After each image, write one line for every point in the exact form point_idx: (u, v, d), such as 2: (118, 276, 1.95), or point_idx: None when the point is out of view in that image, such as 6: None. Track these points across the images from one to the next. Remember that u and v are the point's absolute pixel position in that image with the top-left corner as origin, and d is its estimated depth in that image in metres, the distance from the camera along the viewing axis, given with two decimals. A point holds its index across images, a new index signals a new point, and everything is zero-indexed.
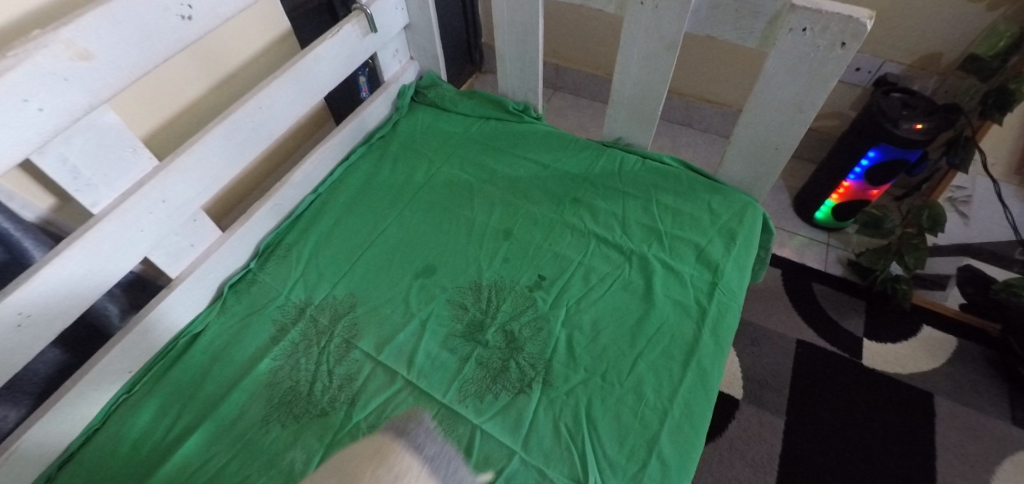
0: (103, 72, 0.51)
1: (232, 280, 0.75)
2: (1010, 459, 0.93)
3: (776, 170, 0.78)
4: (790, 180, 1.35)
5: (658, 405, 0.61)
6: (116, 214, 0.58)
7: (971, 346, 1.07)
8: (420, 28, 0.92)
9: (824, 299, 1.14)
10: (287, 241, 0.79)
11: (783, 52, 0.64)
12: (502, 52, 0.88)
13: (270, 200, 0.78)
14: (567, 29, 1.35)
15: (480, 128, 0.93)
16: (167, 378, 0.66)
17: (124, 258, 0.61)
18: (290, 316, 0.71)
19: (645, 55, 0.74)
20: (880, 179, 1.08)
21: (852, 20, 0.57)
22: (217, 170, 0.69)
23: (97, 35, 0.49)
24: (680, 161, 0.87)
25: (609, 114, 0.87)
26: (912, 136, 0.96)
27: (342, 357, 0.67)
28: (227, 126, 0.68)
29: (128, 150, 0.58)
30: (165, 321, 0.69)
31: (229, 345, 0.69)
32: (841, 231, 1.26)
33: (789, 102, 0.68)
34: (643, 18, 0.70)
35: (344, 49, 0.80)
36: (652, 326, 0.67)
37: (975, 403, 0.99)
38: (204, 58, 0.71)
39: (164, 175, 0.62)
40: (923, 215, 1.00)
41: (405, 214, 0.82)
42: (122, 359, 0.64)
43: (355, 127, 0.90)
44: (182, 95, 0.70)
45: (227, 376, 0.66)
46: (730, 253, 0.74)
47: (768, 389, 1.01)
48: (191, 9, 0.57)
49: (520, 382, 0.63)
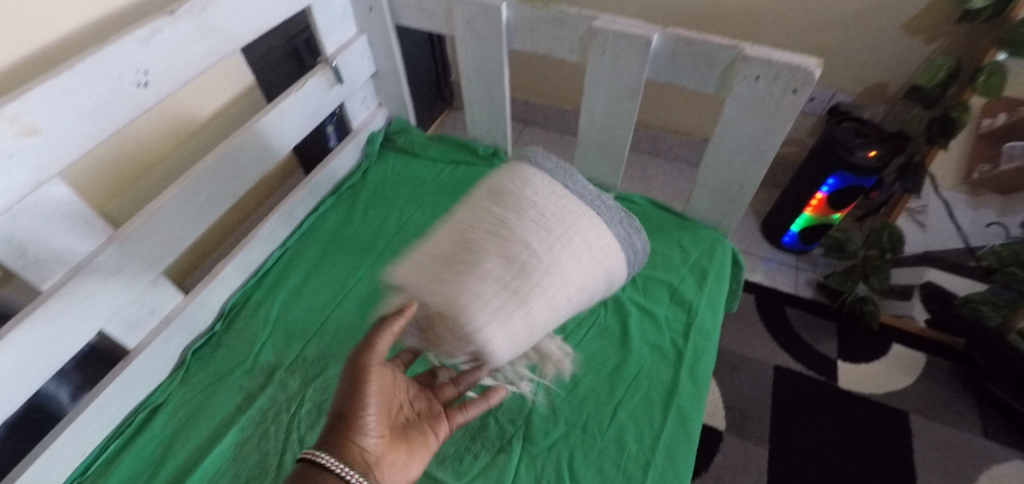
0: (51, 145, 0.49)
1: (196, 345, 0.72)
2: (986, 475, 0.95)
3: (741, 206, 0.80)
4: (756, 206, 1.38)
5: (640, 456, 0.60)
6: (67, 289, 0.55)
7: (939, 362, 1.10)
8: (387, 76, 0.93)
9: (797, 323, 1.16)
10: (254, 300, 0.77)
11: (740, 98, 0.66)
12: (470, 98, 0.89)
13: (236, 258, 0.76)
14: (535, 67, 1.38)
15: (451, 174, 0.93)
16: (124, 457, 0.62)
17: (76, 335, 0.58)
18: (257, 382, 0.68)
19: (609, 100, 0.76)
20: (840, 204, 1.11)
21: (802, 69, 0.60)
22: (178, 232, 0.67)
23: (47, 110, 0.48)
24: (649, 200, 0.88)
25: (578, 155, 0.88)
26: (867, 164, 1.00)
27: (315, 423, 0.64)
28: (188, 189, 0.65)
29: (78, 222, 0.56)
30: (123, 394, 0.65)
31: (193, 416, 0.66)
32: (808, 253, 1.29)
33: (749, 143, 0.71)
34: (605, 66, 0.71)
35: (309, 102, 0.80)
36: (631, 372, 0.67)
37: (948, 420, 1.01)
38: (163, 120, 0.70)
39: (120, 244, 0.59)
40: (883, 236, 1.04)
41: (376, 266, 0.81)
42: (76, 440, 0.60)
43: (324, 177, 0.89)
44: (139, 158, 0.69)
45: (191, 451, 0.63)
46: (703, 291, 0.75)
47: (750, 418, 1.02)
48: (147, 75, 0.56)
49: (500, 440, 0.62)
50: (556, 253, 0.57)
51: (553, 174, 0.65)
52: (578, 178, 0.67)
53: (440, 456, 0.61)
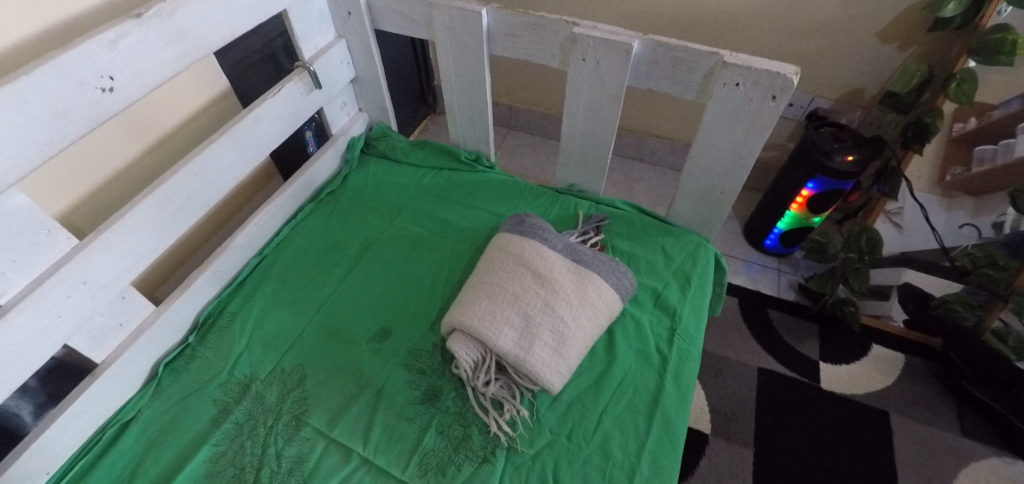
0: (8, 153, 0.47)
1: (168, 358, 0.70)
2: (964, 472, 0.96)
3: (723, 211, 0.81)
4: (739, 209, 1.40)
5: (625, 463, 0.60)
6: (28, 303, 0.52)
7: (918, 362, 1.11)
8: (368, 81, 0.91)
9: (780, 325, 1.17)
10: (230, 310, 0.75)
11: (719, 105, 0.67)
12: (451, 104, 0.88)
13: (210, 268, 0.74)
14: (518, 72, 1.37)
15: (433, 179, 0.92)
16: (91, 477, 0.60)
17: (40, 349, 0.55)
18: (233, 395, 0.66)
19: (591, 107, 0.76)
20: (819, 207, 1.13)
21: (780, 76, 0.60)
22: (149, 242, 0.64)
23: (2, 116, 0.45)
24: (632, 205, 0.88)
25: (561, 161, 0.88)
26: (845, 168, 1.01)
27: (293, 436, 0.62)
28: (159, 197, 0.63)
29: (42, 232, 0.53)
30: (90, 411, 0.62)
31: (165, 432, 0.63)
32: (789, 256, 1.31)
33: (730, 149, 0.71)
34: (586, 73, 0.71)
35: (286, 108, 0.78)
36: (616, 379, 0.67)
37: (927, 419, 1.03)
38: (132, 126, 0.68)
39: (86, 254, 0.57)
40: (861, 239, 1.06)
41: (357, 274, 0.79)
42: (39, 460, 0.58)
43: (303, 184, 0.87)
44: (107, 166, 0.66)
45: (163, 468, 0.60)
46: (686, 296, 0.75)
47: (735, 420, 1.02)
48: (112, 80, 0.54)
49: (484, 450, 0.61)
50: (576, 325, 0.65)
51: (561, 245, 0.72)
52: (586, 252, 0.73)
53: (422, 469, 0.59)
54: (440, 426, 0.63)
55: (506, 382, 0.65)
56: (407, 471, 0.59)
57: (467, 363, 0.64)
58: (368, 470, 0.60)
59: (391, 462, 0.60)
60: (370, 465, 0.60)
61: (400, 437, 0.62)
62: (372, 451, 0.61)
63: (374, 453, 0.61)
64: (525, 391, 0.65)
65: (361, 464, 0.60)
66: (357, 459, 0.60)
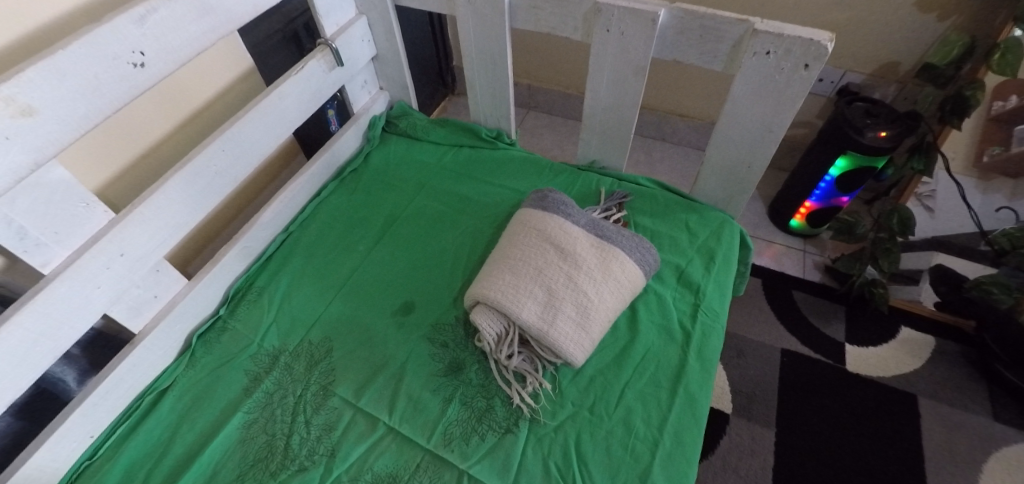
0: (48, 127, 0.49)
1: (200, 330, 0.72)
2: (996, 456, 0.94)
3: (750, 187, 0.79)
4: (763, 189, 1.37)
5: (647, 436, 0.60)
6: (69, 273, 0.55)
7: (949, 344, 1.08)
8: (389, 59, 0.91)
9: (805, 306, 1.15)
10: (258, 284, 0.77)
11: (748, 75, 0.65)
12: (472, 79, 0.88)
13: (239, 243, 0.75)
14: (538, 50, 1.35)
15: (454, 157, 0.92)
16: (132, 440, 0.63)
17: (82, 317, 0.57)
18: (263, 365, 0.68)
19: (615, 80, 0.74)
20: (848, 186, 1.09)
21: (814, 43, 0.58)
22: (181, 217, 0.66)
23: (41, 90, 0.47)
24: (655, 182, 0.87)
25: (583, 137, 0.87)
26: (878, 144, 0.98)
27: (320, 405, 0.64)
28: (189, 173, 0.65)
29: (81, 205, 0.55)
30: (129, 379, 0.65)
31: (199, 399, 0.66)
32: (816, 237, 1.28)
33: (758, 122, 0.69)
34: (610, 44, 0.70)
35: (309, 86, 0.78)
36: (638, 354, 0.67)
37: (957, 401, 1.01)
38: (160, 103, 0.69)
39: (122, 226, 0.59)
40: (893, 218, 1.02)
41: (380, 250, 0.80)
42: (84, 423, 0.61)
43: (326, 161, 0.88)
44: (137, 142, 0.68)
45: (198, 433, 0.63)
46: (711, 273, 0.74)
47: (757, 401, 1.01)
48: (143, 55, 0.55)
49: (507, 421, 0.62)
50: (599, 298, 0.65)
51: (584, 221, 0.72)
52: (609, 227, 0.72)
53: (446, 438, 0.61)
54: (463, 397, 0.64)
55: (528, 355, 0.66)
56: (431, 440, 0.60)
57: (491, 336, 0.65)
58: (394, 439, 0.61)
59: (416, 431, 0.61)
60: (395, 435, 0.61)
61: (424, 408, 0.63)
62: (397, 420, 0.62)
63: (400, 423, 0.62)
64: (547, 365, 0.66)
65: (387, 433, 0.62)
66: (383, 428, 0.62)
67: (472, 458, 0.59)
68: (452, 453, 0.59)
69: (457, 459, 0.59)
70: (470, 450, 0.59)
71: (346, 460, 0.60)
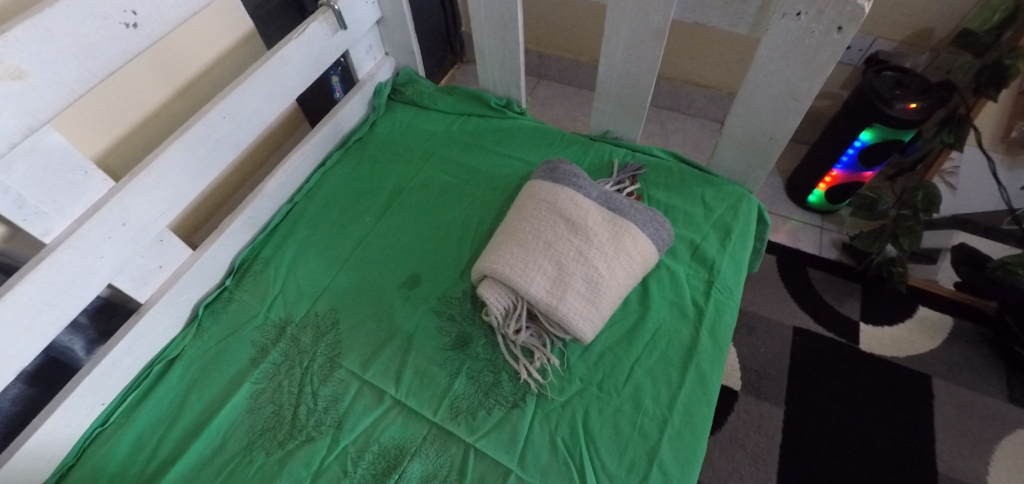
0: (39, 90, 0.47)
1: (206, 300, 0.72)
2: (1010, 437, 0.92)
3: (769, 160, 0.76)
4: (782, 162, 1.32)
5: (656, 413, 0.59)
6: (70, 243, 0.54)
7: (967, 325, 1.06)
8: (395, 22, 0.88)
9: (819, 284, 1.12)
10: (263, 256, 0.76)
11: (776, 38, 0.61)
12: (481, 44, 0.84)
13: (243, 213, 0.74)
14: (551, 14, 1.30)
15: (461, 126, 0.89)
16: (142, 407, 0.63)
17: (86, 287, 0.57)
18: (270, 337, 0.67)
19: (631, 46, 0.71)
20: (871, 161, 1.05)
21: (850, 3, 0.54)
22: (182, 185, 0.64)
23: (29, 51, 0.45)
24: (671, 153, 0.84)
25: (596, 106, 0.84)
26: (907, 116, 0.92)
27: (327, 377, 0.64)
28: (189, 140, 0.63)
29: (79, 173, 0.54)
30: (137, 348, 0.65)
31: (208, 370, 0.66)
32: (834, 213, 1.24)
33: (783, 90, 0.66)
34: (628, 7, 0.66)
35: (312, 49, 0.75)
36: (649, 330, 0.65)
37: (971, 382, 0.99)
38: (159, 66, 0.67)
39: (123, 195, 0.57)
40: (918, 195, 0.97)
41: (386, 222, 0.78)
42: (94, 392, 0.61)
43: (331, 130, 0.86)
44: (136, 108, 0.66)
45: (207, 403, 0.63)
46: (726, 248, 0.72)
47: (767, 378, 1.00)
48: (135, 15, 0.52)
49: (514, 395, 0.61)
50: (610, 273, 0.63)
51: (595, 193, 0.70)
52: (623, 201, 0.70)
53: (452, 412, 0.60)
54: (470, 372, 0.63)
55: (536, 331, 0.65)
56: (438, 413, 0.60)
57: (499, 310, 0.63)
58: (400, 412, 0.61)
59: (422, 405, 0.61)
60: (402, 407, 0.61)
61: (430, 381, 0.62)
62: (404, 393, 0.62)
63: (406, 395, 0.62)
64: (556, 340, 0.64)
65: (394, 406, 0.61)
66: (389, 401, 0.62)
67: (478, 432, 0.59)
68: (459, 426, 0.59)
69: (464, 432, 0.59)
70: (477, 424, 0.59)
71: (354, 431, 0.60)
